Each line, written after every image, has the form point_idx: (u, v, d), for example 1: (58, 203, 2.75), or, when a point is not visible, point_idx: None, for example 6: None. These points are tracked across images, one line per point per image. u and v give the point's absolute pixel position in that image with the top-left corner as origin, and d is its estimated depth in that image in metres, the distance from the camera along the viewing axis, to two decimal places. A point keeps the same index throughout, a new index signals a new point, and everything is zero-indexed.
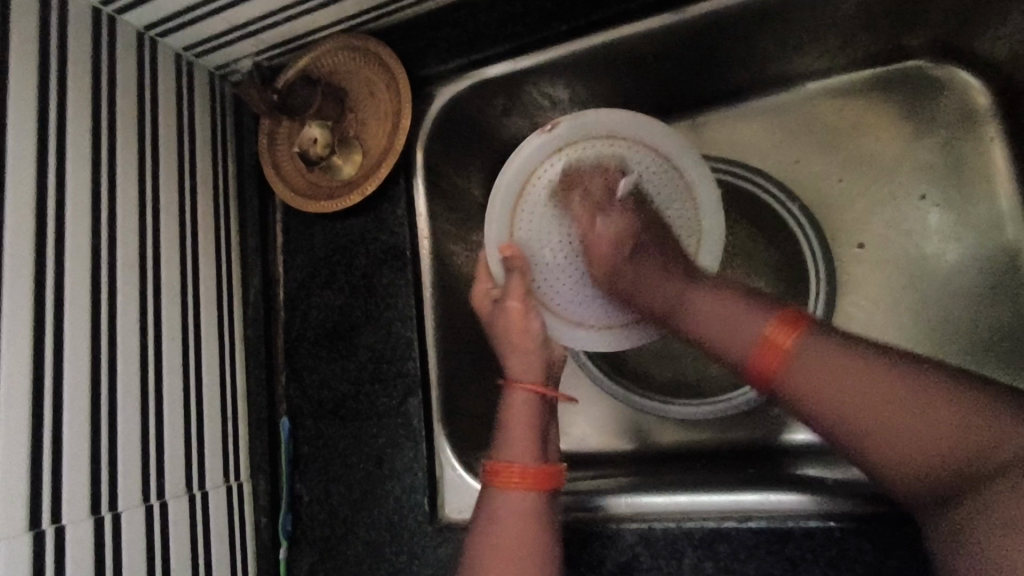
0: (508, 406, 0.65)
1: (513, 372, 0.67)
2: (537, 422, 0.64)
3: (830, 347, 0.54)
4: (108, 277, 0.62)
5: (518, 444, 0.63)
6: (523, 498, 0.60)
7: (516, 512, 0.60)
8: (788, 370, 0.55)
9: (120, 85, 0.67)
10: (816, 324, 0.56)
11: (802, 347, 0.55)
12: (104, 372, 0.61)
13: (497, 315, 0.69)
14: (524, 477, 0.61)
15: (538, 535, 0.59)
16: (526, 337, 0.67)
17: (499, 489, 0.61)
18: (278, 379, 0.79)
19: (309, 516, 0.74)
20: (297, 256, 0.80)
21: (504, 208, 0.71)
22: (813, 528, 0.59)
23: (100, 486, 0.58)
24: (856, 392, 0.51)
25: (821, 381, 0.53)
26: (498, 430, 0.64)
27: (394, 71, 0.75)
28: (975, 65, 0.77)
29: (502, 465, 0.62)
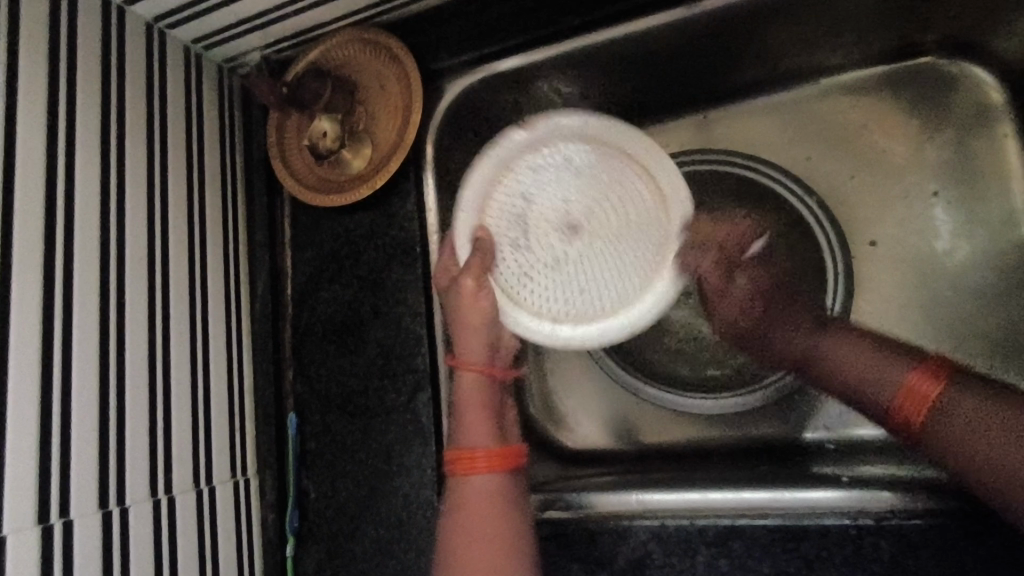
0: (461, 387, 0.65)
1: (465, 354, 0.66)
2: (491, 402, 0.65)
3: (964, 394, 0.54)
4: (116, 269, 0.62)
5: (476, 426, 0.63)
6: (485, 480, 0.62)
7: (482, 496, 0.61)
8: (928, 420, 0.56)
9: (129, 77, 0.67)
10: (960, 373, 0.56)
11: (940, 397, 0.55)
12: (113, 365, 0.60)
13: (450, 293, 0.67)
14: (487, 461, 0.62)
15: (508, 516, 0.61)
16: (482, 317, 0.66)
17: (464, 475, 0.62)
18: (286, 373, 0.78)
19: (317, 512, 0.73)
20: (306, 250, 0.79)
21: (475, 195, 0.69)
22: (829, 526, 0.58)
23: (108, 480, 0.58)
24: (977, 438, 0.52)
25: (952, 431, 0.54)
26: (453, 414, 0.65)
27: (404, 64, 0.75)
28: (989, 62, 0.76)
29: (464, 451, 0.62)
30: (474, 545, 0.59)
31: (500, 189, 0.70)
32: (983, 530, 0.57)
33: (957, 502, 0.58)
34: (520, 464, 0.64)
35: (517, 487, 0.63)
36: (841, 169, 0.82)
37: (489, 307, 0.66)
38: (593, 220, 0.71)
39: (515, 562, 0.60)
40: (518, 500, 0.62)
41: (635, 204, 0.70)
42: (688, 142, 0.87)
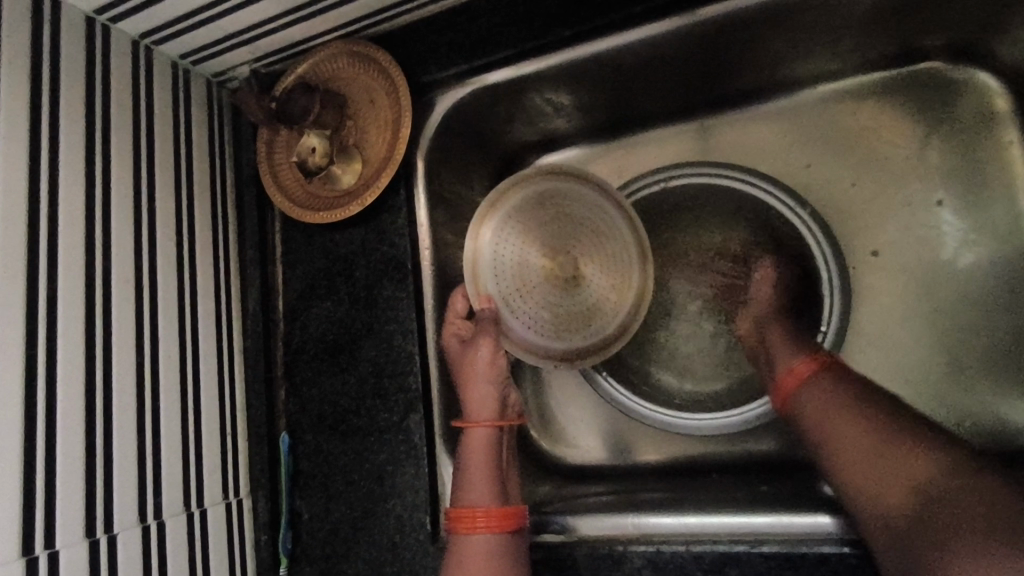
0: (468, 444, 0.65)
1: (472, 414, 0.66)
2: (494, 462, 0.65)
3: (839, 383, 0.62)
4: (102, 292, 0.61)
5: (477, 486, 0.63)
6: (488, 541, 0.61)
7: (478, 556, 0.61)
8: (803, 396, 0.63)
9: (114, 94, 0.66)
10: (846, 369, 0.63)
11: (818, 383, 0.63)
12: (99, 390, 0.59)
13: (469, 354, 0.67)
14: (487, 520, 0.61)
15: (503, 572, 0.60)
16: (498, 377, 0.67)
17: (464, 532, 0.61)
18: (279, 393, 0.77)
19: (310, 533, 0.72)
20: (296, 266, 0.78)
21: (506, 243, 0.72)
22: (828, 553, 0.56)
23: (96, 508, 0.57)
24: (854, 434, 0.57)
25: (822, 417, 0.60)
26: (457, 469, 0.65)
27: (394, 77, 0.73)
28: (995, 66, 0.74)
29: (466, 510, 0.62)
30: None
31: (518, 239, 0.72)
32: None
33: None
34: (523, 525, 0.63)
35: (519, 549, 0.62)
36: (841, 178, 0.80)
37: (497, 369, 0.67)
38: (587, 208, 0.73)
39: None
40: (518, 562, 0.61)
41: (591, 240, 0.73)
42: (685, 151, 0.85)
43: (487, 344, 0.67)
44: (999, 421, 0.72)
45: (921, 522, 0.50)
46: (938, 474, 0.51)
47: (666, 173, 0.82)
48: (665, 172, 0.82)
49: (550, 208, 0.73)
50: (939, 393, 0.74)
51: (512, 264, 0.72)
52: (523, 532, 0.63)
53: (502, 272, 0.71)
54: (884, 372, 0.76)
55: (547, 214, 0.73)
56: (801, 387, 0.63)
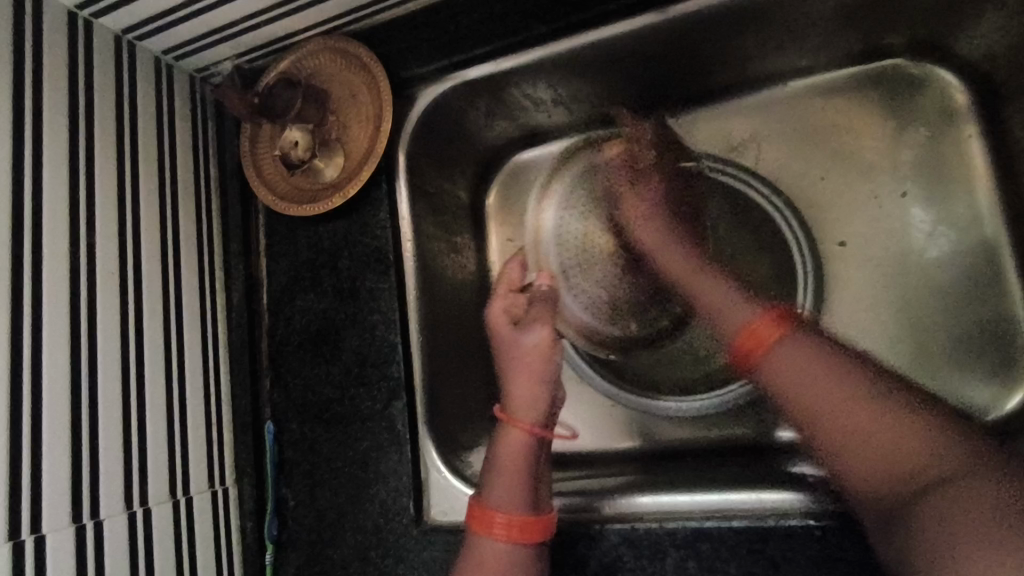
0: (503, 448, 0.65)
1: (512, 411, 0.66)
2: (527, 471, 0.64)
3: (807, 338, 0.58)
4: (87, 283, 0.62)
5: (503, 487, 0.63)
6: (503, 547, 0.61)
7: (490, 558, 0.61)
8: (767, 359, 0.58)
9: (97, 88, 0.67)
10: (805, 324, 0.60)
11: (789, 339, 0.58)
12: (85, 378, 0.60)
13: (518, 355, 0.67)
14: (507, 526, 0.62)
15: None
16: (543, 380, 0.66)
17: (481, 533, 0.62)
18: (263, 383, 0.78)
19: (295, 521, 0.73)
20: (280, 259, 0.79)
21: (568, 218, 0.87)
22: (795, 527, 0.58)
23: (82, 494, 0.58)
24: (817, 385, 0.54)
25: (799, 370, 0.56)
26: (487, 468, 0.65)
27: (374, 73, 0.75)
28: (954, 62, 0.77)
29: (487, 512, 0.62)
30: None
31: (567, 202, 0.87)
32: None
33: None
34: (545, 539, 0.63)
35: (537, 557, 0.62)
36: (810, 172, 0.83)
37: (543, 370, 0.66)
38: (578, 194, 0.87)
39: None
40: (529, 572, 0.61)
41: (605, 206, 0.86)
42: None
43: (540, 327, 0.67)
44: (961, 402, 0.75)
45: (927, 495, 0.48)
46: (936, 438, 0.49)
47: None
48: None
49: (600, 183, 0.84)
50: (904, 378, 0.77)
51: (579, 236, 0.86)
52: (545, 543, 0.63)
53: (565, 249, 0.87)
54: None
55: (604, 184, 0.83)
56: (766, 351, 0.58)
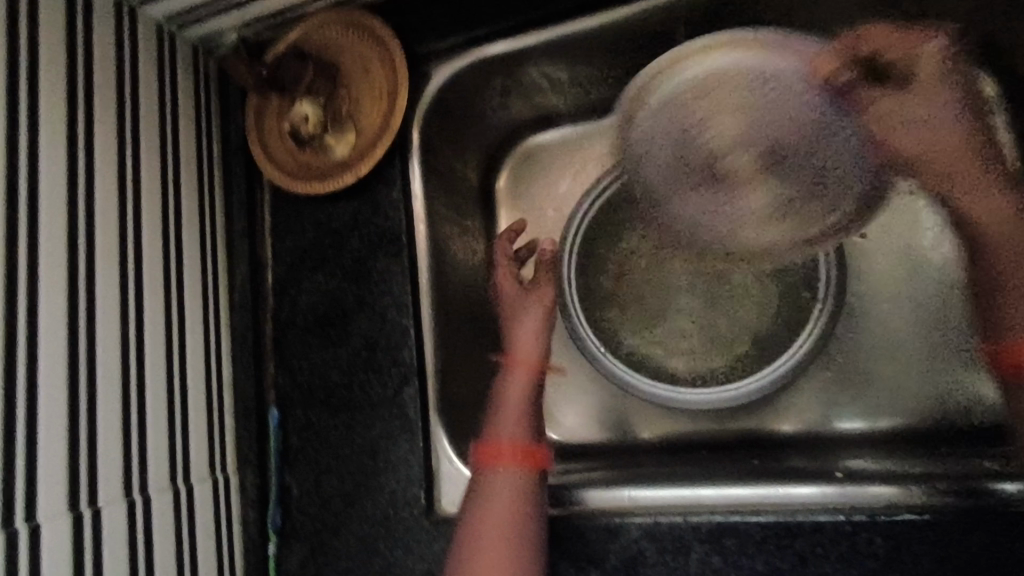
0: (509, 385, 0.67)
1: (515, 352, 0.69)
2: (531, 404, 0.66)
3: None
4: (85, 258, 0.59)
5: (509, 422, 0.65)
6: (512, 483, 0.61)
7: (504, 496, 0.60)
8: None
9: (96, 53, 0.63)
10: None
11: None
12: (82, 360, 0.57)
13: (524, 307, 0.71)
14: (513, 455, 0.62)
15: (518, 513, 0.60)
16: (546, 325, 0.70)
17: (490, 470, 0.62)
18: (266, 367, 0.75)
19: (300, 511, 0.71)
20: (285, 239, 0.76)
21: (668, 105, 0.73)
22: (823, 521, 0.56)
23: (79, 480, 0.55)
24: None
25: None
26: (491, 407, 0.66)
27: (389, 46, 0.72)
28: (983, 52, 0.76)
29: (495, 444, 0.63)
30: (481, 550, 0.58)
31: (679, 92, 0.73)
32: (985, 535, 0.53)
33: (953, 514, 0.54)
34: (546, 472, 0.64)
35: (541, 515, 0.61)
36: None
37: (546, 320, 0.70)
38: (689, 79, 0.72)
39: (517, 560, 0.58)
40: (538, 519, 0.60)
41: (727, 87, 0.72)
42: None
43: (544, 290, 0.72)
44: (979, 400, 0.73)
45: None
46: None
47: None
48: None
49: (702, 98, 0.72)
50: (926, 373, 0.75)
51: (688, 118, 0.74)
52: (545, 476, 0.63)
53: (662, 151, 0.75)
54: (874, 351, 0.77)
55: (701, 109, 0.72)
56: None
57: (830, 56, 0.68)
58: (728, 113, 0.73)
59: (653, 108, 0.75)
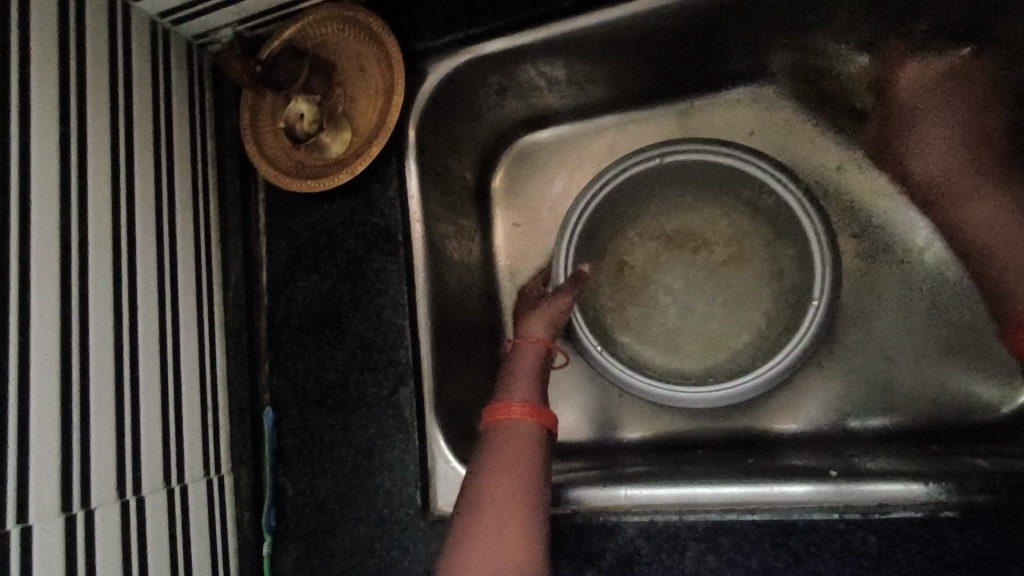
0: (520, 359, 0.70)
1: (528, 336, 0.73)
2: (541, 374, 0.69)
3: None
4: (78, 257, 0.58)
5: (523, 386, 0.66)
6: (524, 437, 0.61)
7: (516, 447, 0.60)
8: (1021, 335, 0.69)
9: (89, 49, 0.62)
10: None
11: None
12: (75, 359, 0.56)
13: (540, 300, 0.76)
14: (524, 408, 0.63)
15: (533, 464, 0.58)
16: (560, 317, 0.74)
17: (504, 424, 0.62)
18: (261, 367, 0.75)
19: (294, 511, 0.70)
20: (280, 239, 0.76)
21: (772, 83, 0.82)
22: (818, 519, 0.56)
23: (72, 481, 0.55)
24: None
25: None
26: (503, 375, 0.69)
27: (386, 44, 0.71)
28: None
29: (507, 400, 0.64)
30: (494, 496, 0.55)
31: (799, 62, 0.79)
32: (976, 532, 0.53)
33: (950, 513, 0.54)
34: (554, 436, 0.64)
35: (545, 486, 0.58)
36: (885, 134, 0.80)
37: (557, 314, 0.74)
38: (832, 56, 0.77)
39: (529, 508, 0.55)
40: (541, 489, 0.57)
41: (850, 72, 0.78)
42: (667, 133, 0.86)
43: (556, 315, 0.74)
44: (970, 397, 0.74)
45: None
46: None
47: (659, 150, 0.78)
48: (657, 150, 0.78)
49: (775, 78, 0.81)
50: (919, 371, 0.76)
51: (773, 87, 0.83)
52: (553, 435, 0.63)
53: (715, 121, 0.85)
54: (869, 349, 0.77)
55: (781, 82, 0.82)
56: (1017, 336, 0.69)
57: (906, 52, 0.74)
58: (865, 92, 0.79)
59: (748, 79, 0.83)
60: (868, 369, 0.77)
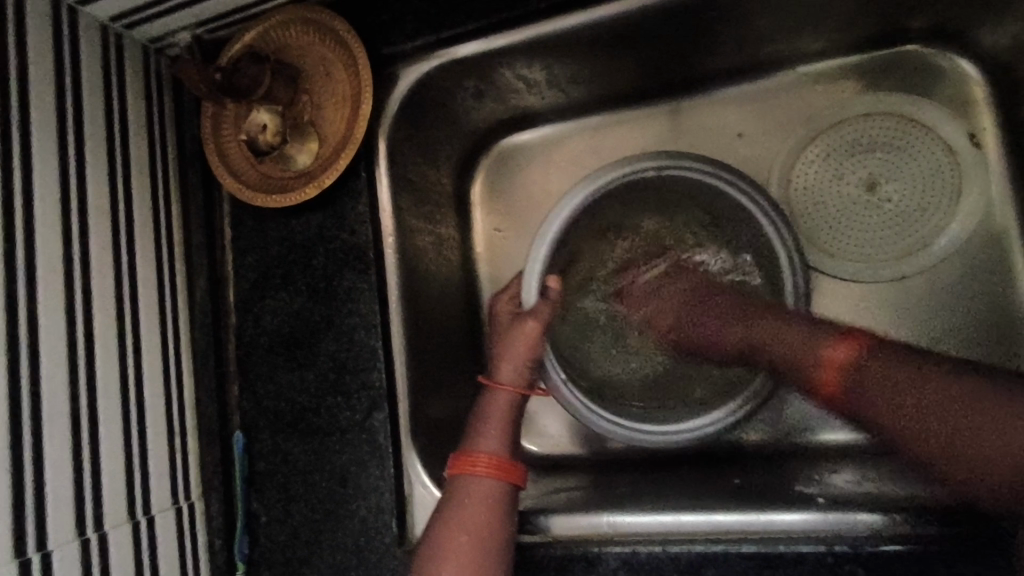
0: (490, 406, 0.64)
1: (499, 374, 0.65)
2: (515, 422, 0.64)
3: (889, 358, 0.57)
4: (26, 285, 0.54)
5: (496, 435, 0.62)
6: (488, 501, 0.58)
7: (480, 513, 0.57)
8: (851, 386, 0.58)
9: (32, 58, 0.58)
10: (880, 343, 0.59)
11: (868, 360, 0.57)
12: (26, 395, 0.53)
13: (515, 327, 0.66)
14: (490, 468, 0.60)
15: (493, 530, 0.57)
16: (534, 352, 0.66)
17: (471, 483, 0.59)
18: (230, 389, 0.72)
19: (268, 537, 0.68)
20: (248, 254, 0.72)
21: (812, 77, 0.79)
22: (806, 552, 0.54)
23: (26, 524, 0.52)
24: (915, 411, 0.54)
25: (880, 408, 0.55)
26: (473, 419, 0.64)
27: (352, 48, 0.68)
28: (974, 50, 0.73)
29: (475, 457, 0.60)
30: (449, 561, 0.55)
31: (850, 59, 0.77)
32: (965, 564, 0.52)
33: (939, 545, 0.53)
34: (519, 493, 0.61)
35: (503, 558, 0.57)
36: (922, 177, 0.76)
37: (535, 349, 0.65)
38: (882, 55, 0.77)
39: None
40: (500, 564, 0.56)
41: (895, 74, 0.77)
42: (652, 134, 0.83)
43: (530, 344, 0.65)
44: None
45: None
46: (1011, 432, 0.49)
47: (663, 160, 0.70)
48: (656, 161, 0.70)
49: (819, 69, 0.78)
50: None
51: (806, 82, 0.79)
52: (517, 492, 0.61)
53: (719, 115, 0.81)
54: None
55: (818, 78, 0.78)
56: (842, 375, 0.58)
57: (955, 61, 0.75)
58: (913, 92, 0.77)
59: (785, 73, 0.79)
60: None
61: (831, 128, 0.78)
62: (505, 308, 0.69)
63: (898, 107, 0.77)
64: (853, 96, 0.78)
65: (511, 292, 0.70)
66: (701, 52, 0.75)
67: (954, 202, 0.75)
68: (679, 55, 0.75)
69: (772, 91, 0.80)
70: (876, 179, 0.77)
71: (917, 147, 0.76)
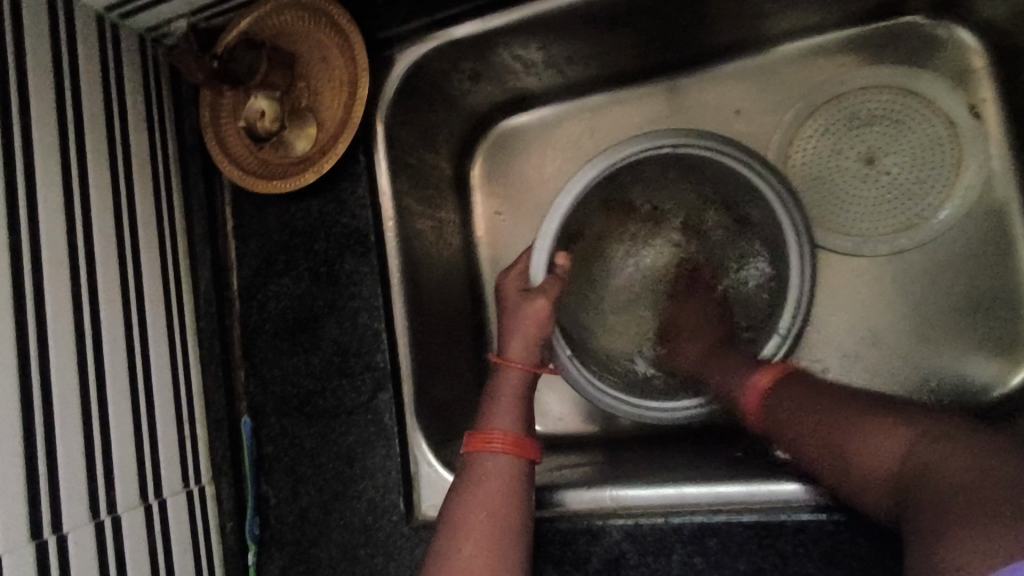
0: (502, 383, 0.63)
1: (508, 352, 0.64)
2: (527, 401, 0.62)
3: (801, 386, 0.59)
4: (32, 274, 0.55)
5: (509, 412, 0.60)
6: (503, 481, 0.56)
7: (496, 492, 0.55)
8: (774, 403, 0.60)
9: (29, 48, 0.58)
10: (799, 374, 0.61)
11: (783, 389, 0.60)
12: (36, 383, 0.54)
13: (524, 303, 0.65)
14: (504, 446, 0.57)
15: (510, 508, 0.54)
16: (545, 326, 0.65)
17: (486, 459, 0.57)
18: (237, 375, 0.73)
19: (277, 518, 0.70)
20: (250, 242, 0.73)
21: (810, 52, 0.78)
22: (806, 521, 0.55)
23: (41, 507, 0.53)
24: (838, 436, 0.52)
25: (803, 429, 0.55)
26: (484, 399, 0.62)
27: (347, 32, 0.68)
28: (972, 20, 0.73)
29: (488, 436, 0.58)
30: (466, 539, 0.52)
31: (846, 32, 0.77)
32: None
33: None
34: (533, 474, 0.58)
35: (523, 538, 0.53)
36: (920, 149, 0.75)
37: (544, 327, 0.65)
38: (879, 27, 0.76)
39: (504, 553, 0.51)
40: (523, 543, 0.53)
41: (893, 47, 0.77)
42: (650, 112, 0.83)
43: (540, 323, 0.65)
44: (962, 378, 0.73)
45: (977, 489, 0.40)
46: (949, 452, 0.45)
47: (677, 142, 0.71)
48: (682, 139, 0.71)
49: (815, 42, 0.78)
50: (909, 348, 0.74)
51: (803, 56, 0.78)
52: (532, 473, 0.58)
53: (717, 93, 0.81)
54: (858, 330, 0.76)
55: (815, 52, 0.78)
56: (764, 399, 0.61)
57: (953, 31, 0.75)
58: (913, 64, 0.76)
59: (781, 48, 0.79)
60: (857, 351, 0.75)
61: (830, 102, 0.78)
62: (507, 283, 0.69)
63: (896, 79, 0.76)
64: (852, 69, 0.77)
65: (520, 268, 0.69)
66: (698, 28, 0.75)
67: (953, 173, 0.75)
68: (675, 32, 0.75)
69: (769, 67, 0.79)
70: (875, 152, 0.77)
71: (915, 118, 0.76)
